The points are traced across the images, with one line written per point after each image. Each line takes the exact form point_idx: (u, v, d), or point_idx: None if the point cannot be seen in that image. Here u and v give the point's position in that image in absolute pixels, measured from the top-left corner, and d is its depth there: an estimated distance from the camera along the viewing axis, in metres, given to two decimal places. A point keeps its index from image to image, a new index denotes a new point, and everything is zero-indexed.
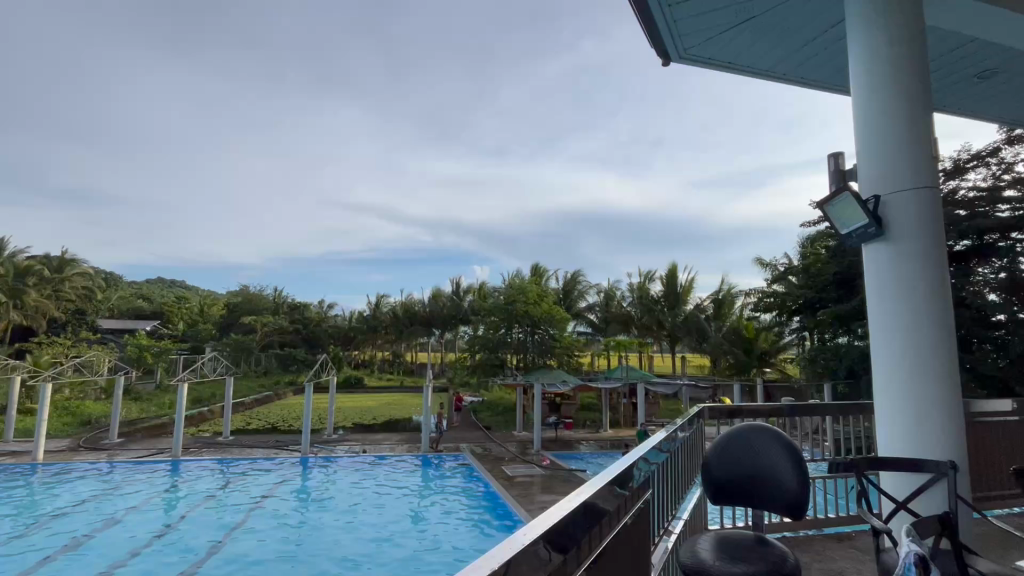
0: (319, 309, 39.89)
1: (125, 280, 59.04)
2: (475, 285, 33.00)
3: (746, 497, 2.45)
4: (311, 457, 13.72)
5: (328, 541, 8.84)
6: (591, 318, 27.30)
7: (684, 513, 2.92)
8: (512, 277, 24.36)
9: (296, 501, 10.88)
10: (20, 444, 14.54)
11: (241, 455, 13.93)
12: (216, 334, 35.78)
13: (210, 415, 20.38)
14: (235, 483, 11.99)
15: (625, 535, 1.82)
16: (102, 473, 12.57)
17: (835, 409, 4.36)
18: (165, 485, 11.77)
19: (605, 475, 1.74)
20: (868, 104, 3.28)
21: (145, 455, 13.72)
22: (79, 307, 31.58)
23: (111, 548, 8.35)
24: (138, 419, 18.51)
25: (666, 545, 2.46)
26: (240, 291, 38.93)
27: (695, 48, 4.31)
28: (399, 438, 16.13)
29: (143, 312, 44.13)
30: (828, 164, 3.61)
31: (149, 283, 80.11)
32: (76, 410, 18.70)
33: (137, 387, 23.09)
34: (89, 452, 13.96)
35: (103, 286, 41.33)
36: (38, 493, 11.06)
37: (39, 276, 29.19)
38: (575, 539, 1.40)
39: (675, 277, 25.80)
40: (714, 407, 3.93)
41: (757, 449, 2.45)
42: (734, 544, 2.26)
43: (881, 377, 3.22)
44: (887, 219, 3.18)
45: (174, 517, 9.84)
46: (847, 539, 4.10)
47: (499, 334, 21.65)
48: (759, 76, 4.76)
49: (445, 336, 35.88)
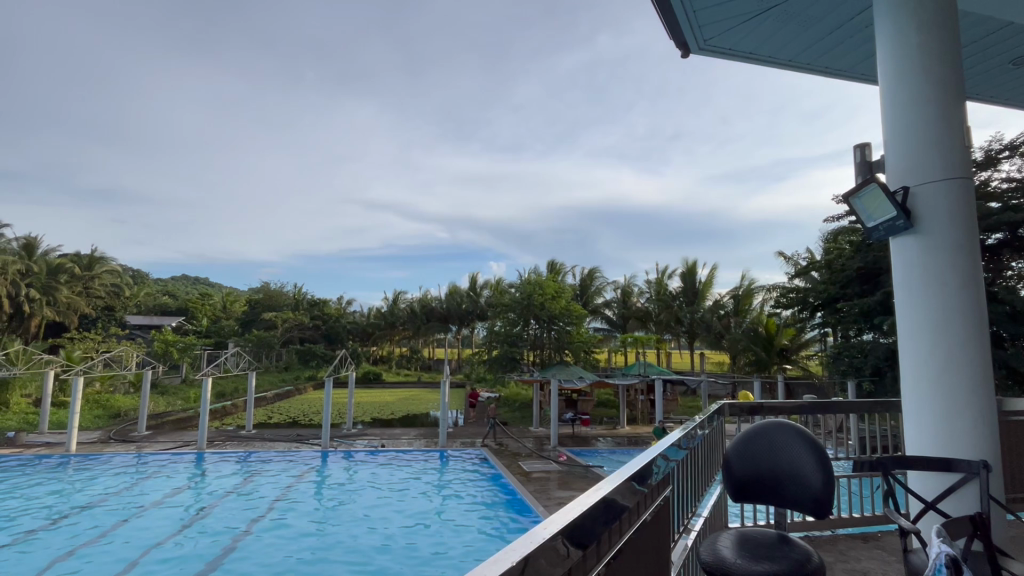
0: (337, 305, 40.44)
1: (150, 279, 60.86)
2: (492, 280, 33.04)
3: (768, 495, 2.41)
4: (330, 451, 13.98)
5: (343, 539, 8.77)
6: (607, 314, 27.16)
7: (705, 510, 2.91)
8: (529, 273, 24.35)
9: (316, 495, 11.02)
10: (53, 436, 15.03)
11: (262, 449, 14.22)
12: (238, 329, 36.59)
13: (233, 409, 20.91)
14: (257, 476, 12.21)
15: (645, 533, 1.81)
16: (131, 465, 12.97)
17: (861, 407, 4.24)
18: (191, 476, 12.08)
19: (623, 471, 1.73)
20: (894, 92, 3.20)
21: (171, 447, 14.13)
22: (108, 304, 32.53)
23: (136, 539, 8.55)
24: (165, 413, 19.06)
25: (685, 542, 2.44)
26: (261, 288, 39.70)
27: (715, 39, 4.23)
28: (417, 433, 16.31)
29: (168, 308, 45.46)
30: (854, 155, 3.52)
31: (173, 280, 82.31)
32: (107, 404, 19.37)
33: (163, 381, 23.76)
34: (119, 443, 14.41)
35: (131, 284, 42.64)
36: (71, 483, 11.48)
37: (70, 273, 30.19)
38: (593, 534, 1.39)
39: (693, 273, 25.55)
40: (734, 404, 3.87)
41: (777, 445, 2.41)
42: (756, 542, 2.23)
43: (908, 374, 3.14)
44: (916, 211, 3.09)
45: (198, 510, 10.03)
46: (872, 540, 4.00)
47: (515, 330, 21.66)
48: (780, 67, 4.66)
49: (462, 332, 36.17)
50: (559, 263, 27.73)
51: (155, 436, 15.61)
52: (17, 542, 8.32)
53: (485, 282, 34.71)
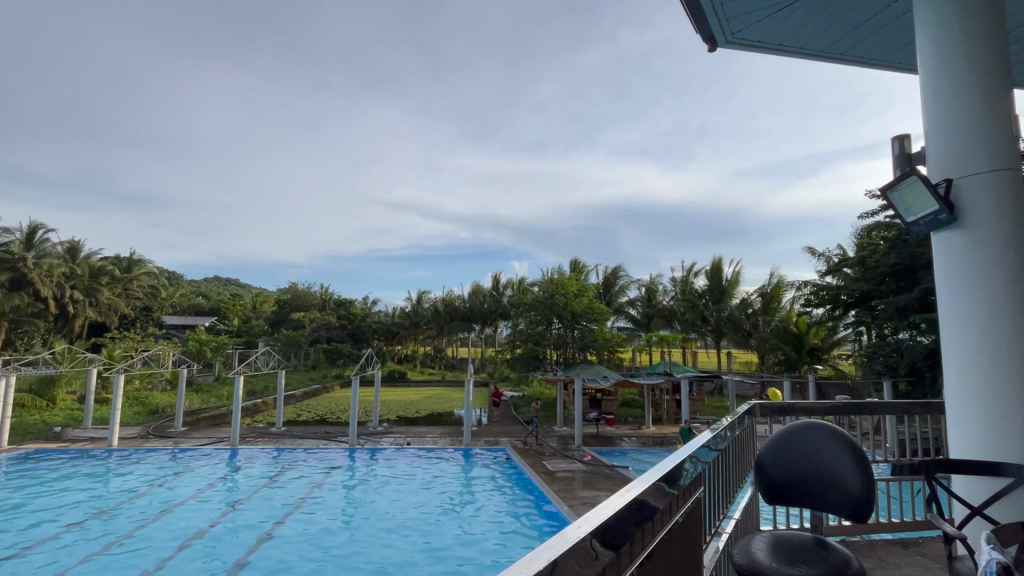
0: (363, 305, 41.10)
1: (184, 282, 63.12)
2: (515, 280, 33.15)
3: (803, 499, 2.34)
4: (357, 448, 14.26)
5: (370, 536, 8.87)
6: (631, 313, 26.92)
7: (736, 513, 2.85)
8: (552, 273, 24.31)
9: (344, 492, 11.24)
10: (96, 431, 15.73)
11: (292, 446, 14.58)
12: (268, 328, 37.63)
13: (264, 407, 21.52)
14: (287, 473, 12.48)
15: (676, 535, 1.79)
16: (169, 459, 13.50)
17: (898, 408, 4.10)
18: (224, 472, 12.43)
19: (653, 472, 1.71)
20: (936, 83, 3.07)
21: (206, 443, 14.64)
22: (145, 304, 33.86)
23: (174, 531, 8.88)
24: (199, 410, 19.73)
25: (717, 544, 2.40)
26: (290, 288, 40.68)
27: (743, 32, 4.14)
28: (441, 431, 16.47)
29: (202, 308, 47.07)
30: (892, 147, 3.41)
31: (205, 281, 85.24)
32: (146, 401, 20.19)
33: (198, 379, 24.59)
34: (157, 439, 14.97)
35: (167, 285, 44.34)
36: (114, 476, 12.03)
37: (111, 275, 31.56)
38: (624, 535, 1.38)
39: (719, 271, 25.12)
40: (765, 404, 3.79)
41: (813, 447, 2.35)
42: (791, 546, 2.18)
43: (953, 377, 3.03)
44: (961, 205, 2.96)
45: (229, 506, 10.25)
46: (913, 546, 3.86)
47: (538, 329, 21.62)
48: (812, 59, 4.53)
49: (485, 330, 36.44)
50: (582, 261, 27.62)
51: (191, 431, 16.20)
52: (59, 536, 8.63)
53: (508, 282, 34.85)
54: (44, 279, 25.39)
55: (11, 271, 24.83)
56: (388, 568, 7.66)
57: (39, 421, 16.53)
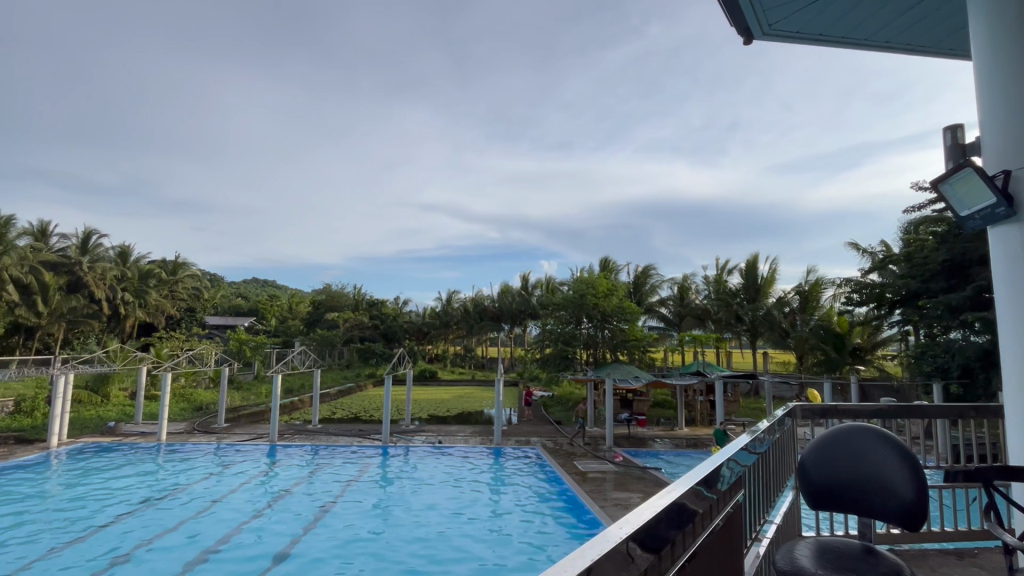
0: (395, 305, 41.80)
1: (225, 284, 65.68)
2: (544, 280, 33.12)
3: (848, 505, 2.26)
4: (390, 446, 14.54)
5: (403, 533, 9.02)
6: (663, 312, 26.58)
7: (776, 517, 2.77)
8: (581, 272, 24.16)
9: (378, 489, 11.47)
10: (146, 426, 16.57)
11: (327, 443, 14.97)
12: (303, 328, 38.76)
13: (300, 404, 22.18)
14: (322, 470, 12.81)
15: (716, 539, 1.76)
16: (213, 454, 14.09)
17: (949, 411, 3.91)
18: (262, 468, 12.82)
19: (692, 475, 1.68)
20: (992, 68, 2.91)
21: (247, 439, 15.20)
22: (190, 305, 35.41)
23: (217, 524, 9.25)
24: (240, 407, 20.49)
25: (758, 550, 2.34)
26: (325, 289, 41.77)
27: (782, 22, 4.00)
28: (472, 430, 16.59)
29: (242, 309, 48.89)
30: (944, 137, 3.27)
31: (245, 282, 88.60)
32: (190, 398, 21.11)
33: (238, 377, 25.55)
34: (201, 435, 15.64)
35: (210, 287, 46.24)
36: (162, 470, 12.63)
37: (158, 277, 33.10)
38: (664, 538, 1.37)
39: (755, 268, 24.46)
40: (806, 407, 3.67)
41: (860, 450, 2.27)
42: (837, 553, 2.10)
43: (1013, 379, 2.86)
44: (1019, 197, 2.80)
45: (266, 501, 10.55)
46: (969, 557, 3.68)
47: (568, 328, 21.52)
48: (855, 47, 4.34)
49: (514, 329, 36.59)
50: (612, 260, 27.38)
51: (233, 428, 16.86)
52: (109, 527, 9.04)
53: (537, 282, 34.85)
54: (98, 281, 26.89)
55: (68, 275, 26.38)
56: (421, 565, 7.76)
57: (95, 416, 17.51)
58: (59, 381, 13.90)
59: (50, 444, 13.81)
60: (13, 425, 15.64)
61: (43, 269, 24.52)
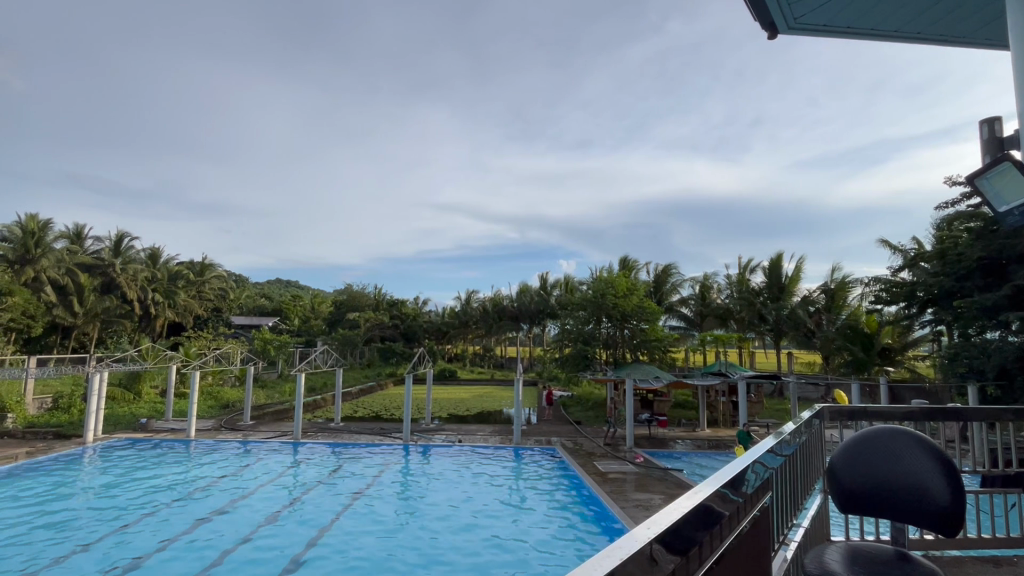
0: (414, 305, 42.15)
1: (250, 284, 67.21)
2: (563, 279, 33.00)
3: (881, 509, 2.21)
4: (411, 445, 14.70)
5: (423, 532, 9.10)
6: (684, 312, 26.28)
7: (804, 520, 2.73)
8: (601, 271, 24.02)
9: (398, 487, 11.60)
10: (176, 423, 17.08)
11: (349, 441, 15.21)
12: (325, 328, 39.39)
13: (323, 403, 22.56)
14: (345, 467, 13.02)
15: (743, 541, 1.74)
16: (239, 451, 14.44)
17: (987, 415, 3.77)
18: (286, 466, 13.08)
19: (717, 477, 1.67)
20: None
21: (272, 436, 15.54)
22: (216, 305, 36.33)
23: (242, 521, 9.47)
24: (265, 405, 20.96)
25: (785, 554, 2.30)
26: (346, 289, 42.34)
27: (808, 15, 3.91)
28: (491, 430, 16.65)
29: (266, 309, 49.96)
30: (980, 131, 3.16)
31: (268, 282, 90.48)
32: (218, 396, 21.66)
33: (263, 375, 26.15)
34: (228, 432, 16.05)
35: (236, 287, 47.37)
36: (191, 466, 13.00)
37: (187, 279, 34.02)
38: (692, 540, 1.37)
39: (779, 266, 23.96)
40: (835, 409, 3.60)
41: (895, 453, 2.21)
42: (869, 558, 2.06)
43: None
44: None
45: (290, 498, 10.76)
46: (1007, 565, 3.55)
47: (587, 328, 21.39)
48: (884, 39, 4.22)
49: (533, 329, 36.62)
50: (631, 259, 27.15)
51: (258, 425, 17.26)
52: (140, 521, 9.34)
53: (556, 281, 34.77)
54: (130, 283, 27.79)
55: (102, 276, 27.33)
56: (440, 564, 7.82)
57: (128, 413, 18.12)
58: (94, 379, 14.41)
59: (86, 439, 14.34)
60: (52, 421, 16.29)
61: (78, 271, 25.47)
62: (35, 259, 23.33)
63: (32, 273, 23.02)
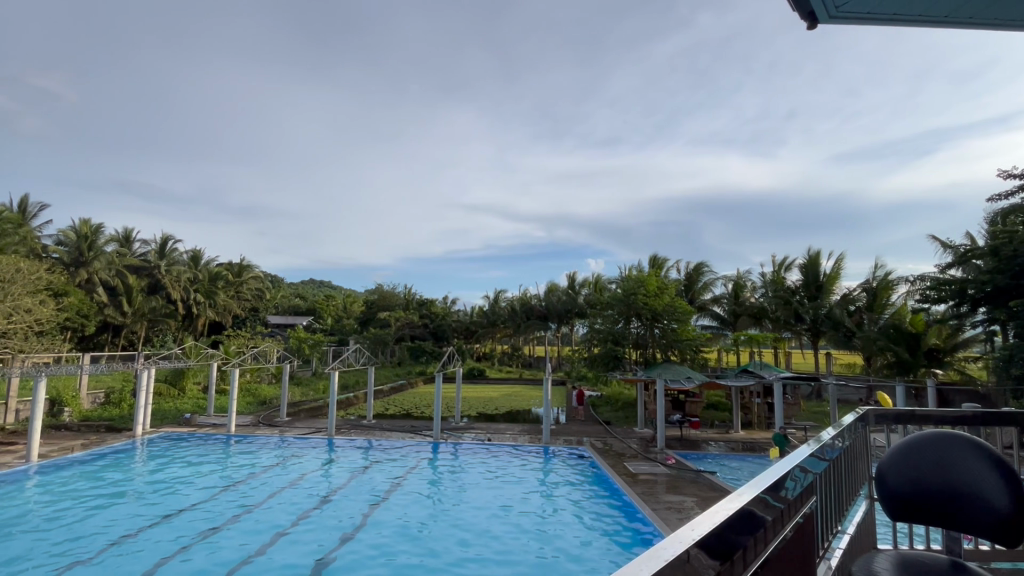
0: (443, 305, 42.62)
1: (286, 285, 69.47)
2: (592, 278, 32.76)
3: (935, 516, 2.11)
4: (441, 443, 14.88)
5: (453, 530, 9.19)
6: (716, 311, 25.74)
7: (850, 527, 2.64)
8: (630, 270, 23.68)
9: (429, 484, 11.76)
10: (217, 418, 17.78)
11: (381, 438, 15.52)
12: (357, 327, 40.26)
13: (355, 400, 23.06)
14: (377, 464, 13.28)
15: (788, 548, 1.69)
16: (276, 447, 14.93)
17: None
18: (320, 461, 13.45)
19: (758, 482, 1.64)
20: None
21: (307, 433, 16.00)
22: (253, 305, 37.60)
23: (278, 514, 9.77)
24: (300, 402, 21.57)
25: (830, 562, 2.23)
26: (377, 289, 43.15)
27: (850, 4, 3.77)
28: (520, 429, 16.69)
29: (300, 308, 51.47)
30: None
31: (303, 283, 93.29)
32: (256, 393, 22.44)
33: (299, 373, 26.95)
34: (266, 427, 16.60)
35: (272, 288, 49.00)
36: (231, 460, 13.52)
37: (227, 280, 35.35)
38: (735, 544, 1.35)
39: (817, 264, 23.15)
40: (881, 413, 3.44)
41: (951, 459, 2.11)
42: (922, 566, 1.98)
43: None
44: None
45: (325, 493, 11.07)
46: None
47: (617, 328, 21.15)
48: (934, 26, 4.02)
49: (561, 329, 36.52)
50: (662, 258, 26.74)
51: (294, 421, 17.78)
52: (184, 513, 9.75)
53: (584, 280, 34.57)
54: (174, 283, 29.09)
55: (148, 278, 28.72)
56: (469, 562, 7.88)
57: (173, 408, 18.98)
58: (143, 375, 15.14)
59: (135, 433, 15.10)
60: (105, 414, 17.21)
61: (127, 273, 26.84)
62: (88, 262, 24.73)
63: (85, 275, 24.51)
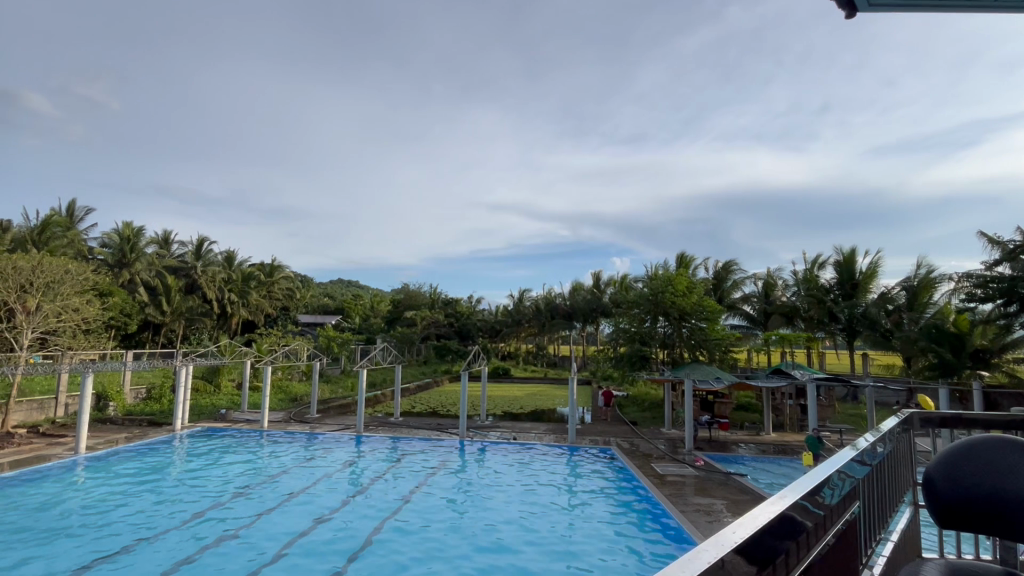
0: (468, 304, 42.89)
1: (316, 285, 71.25)
2: (618, 277, 32.42)
3: (990, 526, 2.01)
4: (467, 441, 14.98)
5: (479, 527, 9.26)
6: (746, 310, 25.17)
7: (894, 534, 2.55)
8: (657, 269, 23.33)
9: (455, 482, 11.88)
10: (251, 414, 18.34)
11: (408, 436, 15.71)
12: (384, 325, 40.95)
13: (382, 398, 23.44)
14: (405, 461, 13.48)
15: (830, 555, 1.64)
16: (307, 443, 15.32)
17: None
18: (350, 458, 13.73)
19: (797, 486, 1.60)
20: None
21: (337, 429, 16.33)
22: (284, 304, 38.64)
23: (310, 508, 10.04)
24: (329, 399, 22.05)
25: (874, 569, 2.16)
26: (403, 288, 43.74)
27: None
28: (546, 428, 16.67)
29: (329, 308, 52.63)
30: None
31: (332, 282, 95.47)
32: (287, 390, 23.05)
33: (328, 371, 27.56)
34: (297, 424, 17.05)
35: (303, 288, 50.28)
36: (265, 455, 13.95)
37: (259, 280, 36.43)
38: (775, 549, 1.31)
39: (852, 261, 22.37)
40: (925, 416, 3.28)
41: (1006, 465, 2.01)
42: None
43: None
44: None
45: (354, 488, 11.30)
46: None
47: (643, 327, 20.88)
48: (987, 8, 3.79)
49: (586, 328, 36.29)
50: (689, 256, 26.29)
51: (324, 418, 18.19)
52: (221, 505, 10.13)
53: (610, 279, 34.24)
54: (210, 283, 30.09)
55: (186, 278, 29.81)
56: (495, 560, 7.94)
57: (209, 404, 19.65)
58: (181, 372, 15.71)
59: (174, 427, 15.70)
60: (147, 409, 17.96)
61: (166, 273, 27.92)
62: (130, 263, 26.00)
63: (127, 276, 25.71)
